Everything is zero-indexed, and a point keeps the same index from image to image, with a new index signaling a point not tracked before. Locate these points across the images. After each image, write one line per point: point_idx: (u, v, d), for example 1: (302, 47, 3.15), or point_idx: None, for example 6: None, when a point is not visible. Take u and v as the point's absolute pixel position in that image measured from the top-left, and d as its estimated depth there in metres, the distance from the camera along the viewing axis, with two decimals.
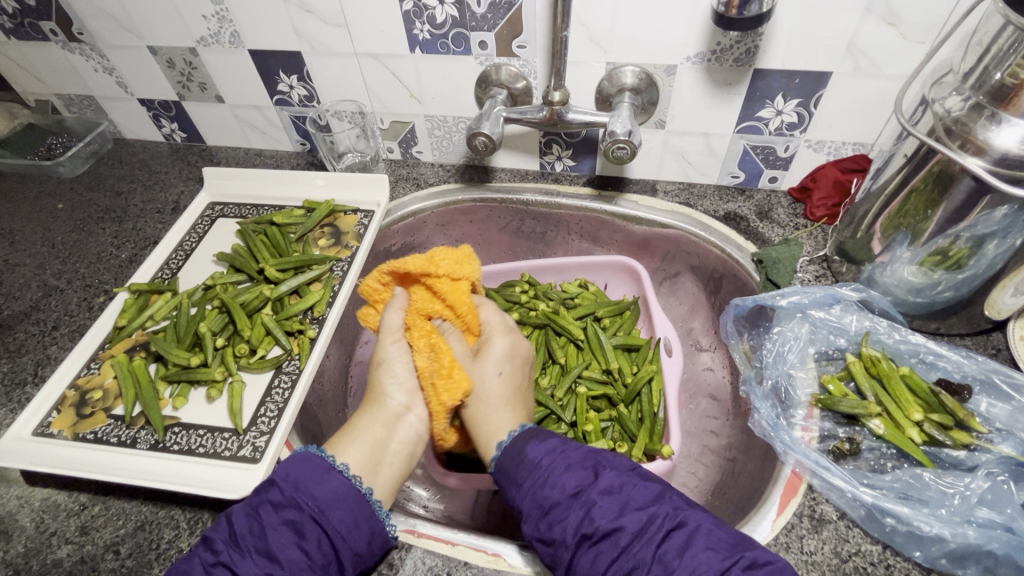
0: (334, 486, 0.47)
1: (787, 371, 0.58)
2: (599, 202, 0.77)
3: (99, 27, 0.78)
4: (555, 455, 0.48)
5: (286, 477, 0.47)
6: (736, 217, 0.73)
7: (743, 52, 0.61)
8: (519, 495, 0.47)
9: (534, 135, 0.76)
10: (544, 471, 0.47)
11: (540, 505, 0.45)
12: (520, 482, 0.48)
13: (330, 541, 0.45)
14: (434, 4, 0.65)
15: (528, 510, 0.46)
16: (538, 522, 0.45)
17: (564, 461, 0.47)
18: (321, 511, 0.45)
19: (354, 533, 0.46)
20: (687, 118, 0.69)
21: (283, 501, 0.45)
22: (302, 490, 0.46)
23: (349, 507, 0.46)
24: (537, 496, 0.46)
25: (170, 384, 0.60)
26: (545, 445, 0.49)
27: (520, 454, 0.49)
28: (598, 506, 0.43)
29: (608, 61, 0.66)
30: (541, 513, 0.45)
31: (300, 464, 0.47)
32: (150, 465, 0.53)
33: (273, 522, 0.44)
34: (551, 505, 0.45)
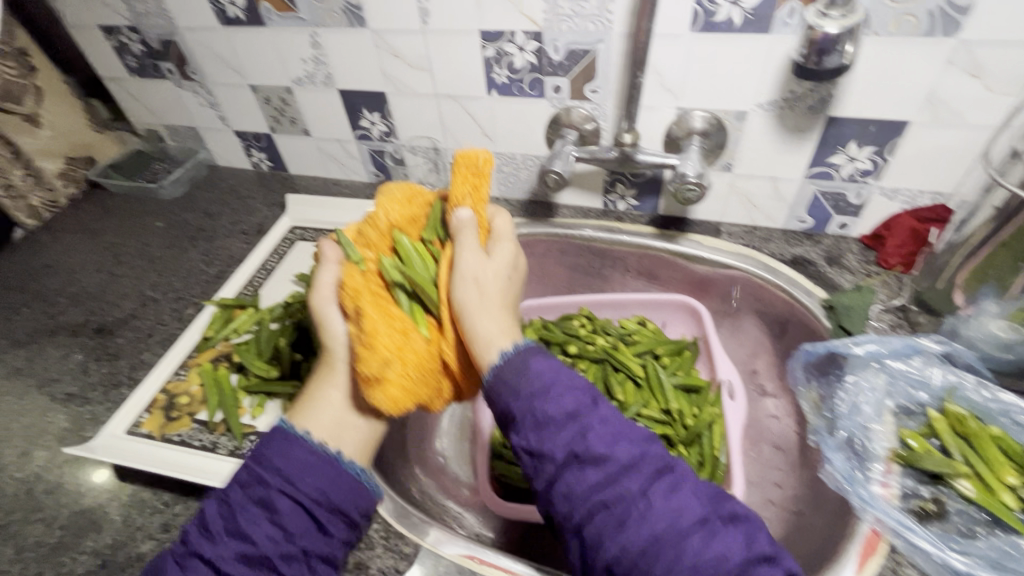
0: (293, 452, 0.48)
1: (862, 423, 0.56)
2: (662, 241, 0.78)
3: (210, 67, 0.87)
4: (555, 370, 0.45)
5: (254, 458, 0.48)
6: (804, 262, 0.72)
7: (816, 100, 0.62)
8: (493, 380, 0.46)
9: (599, 174, 0.79)
10: (534, 390, 0.44)
11: (536, 416, 0.43)
12: (519, 392, 0.44)
13: (307, 510, 0.46)
14: (514, 50, 0.69)
15: (517, 415, 0.44)
16: (529, 432, 0.43)
17: (568, 385, 0.45)
18: (287, 482, 0.46)
19: (304, 476, 0.47)
20: (755, 163, 0.70)
21: (249, 480, 0.47)
22: (261, 464, 0.47)
23: (317, 474, 0.47)
24: (532, 388, 0.44)
25: (249, 395, 0.64)
26: (488, 309, 0.48)
27: (491, 345, 0.47)
28: (594, 430, 0.42)
29: (679, 106, 0.68)
30: (530, 412, 0.43)
31: (262, 443, 0.49)
32: (228, 471, 0.56)
33: (243, 506, 0.45)
34: (541, 419, 0.43)
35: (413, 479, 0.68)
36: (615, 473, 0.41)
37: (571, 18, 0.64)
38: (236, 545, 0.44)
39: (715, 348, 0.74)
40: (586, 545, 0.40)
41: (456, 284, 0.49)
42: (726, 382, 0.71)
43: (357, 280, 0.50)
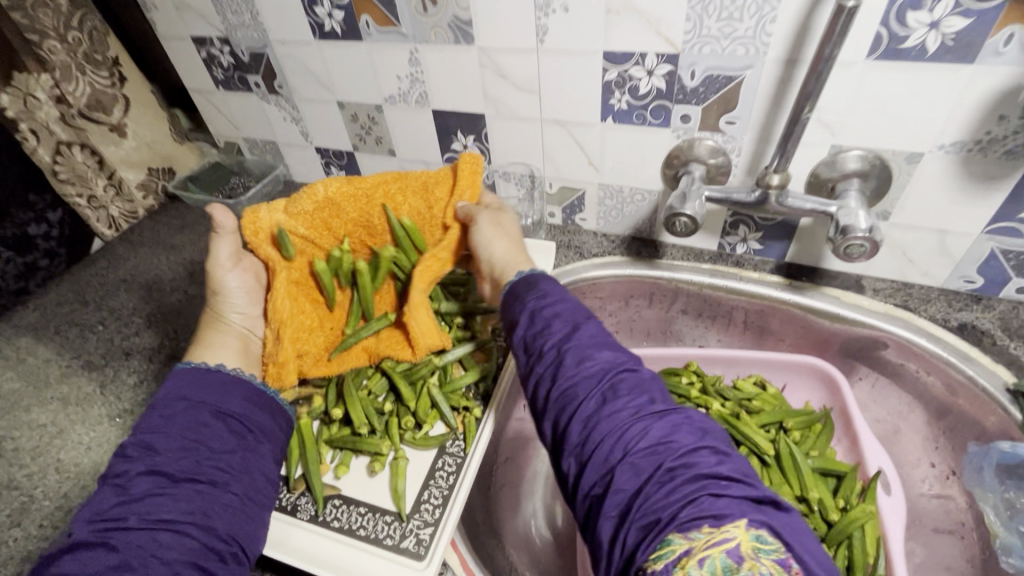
0: (223, 378, 0.50)
1: None
2: (790, 293, 0.68)
3: (298, 81, 0.83)
4: (601, 337, 0.44)
5: (181, 389, 0.48)
6: (975, 331, 0.60)
7: (1019, 144, 0.51)
8: (530, 308, 0.48)
9: (720, 214, 0.69)
10: (543, 313, 0.47)
11: (569, 355, 0.43)
12: (551, 331, 0.45)
13: (240, 423, 0.48)
14: (642, 74, 0.61)
15: (545, 349, 0.44)
16: (529, 333, 0.46)
17: (590, 327, 0.45)
18: (220, 402, 0.48)
19: (230, 394, 0.50)
20: (921, 212, 0.59)
21: (181, 408, 0.47)
22: (191, 390, 0.49)
23: (241, 390, 0.50)
24: (550, 314, 0.46)
25: (332, 448, 0.57)
26: (557, 285, 0.50)
27: (533, 283, 0.51)
28: (626, 384, 0.40)
29: (834, 143, 0.58)
30: (560, 352, 0.43)
31: (178, 380, 0.49)
32: (310, 542, 0.50)
33: (178, 426, 0.46)
34: (582, 358, 0.42)
35: (502, 554, 0.60)
36: (634, 414, 0.38)
37: (717, 40, 0.56)
38: (166, 504, 0.42)
39: (860, 429, 0.64)
40: (604, 495, 0.37)
41: (495, 253, 0.57)
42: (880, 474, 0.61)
43: (304, 276, 0.59)
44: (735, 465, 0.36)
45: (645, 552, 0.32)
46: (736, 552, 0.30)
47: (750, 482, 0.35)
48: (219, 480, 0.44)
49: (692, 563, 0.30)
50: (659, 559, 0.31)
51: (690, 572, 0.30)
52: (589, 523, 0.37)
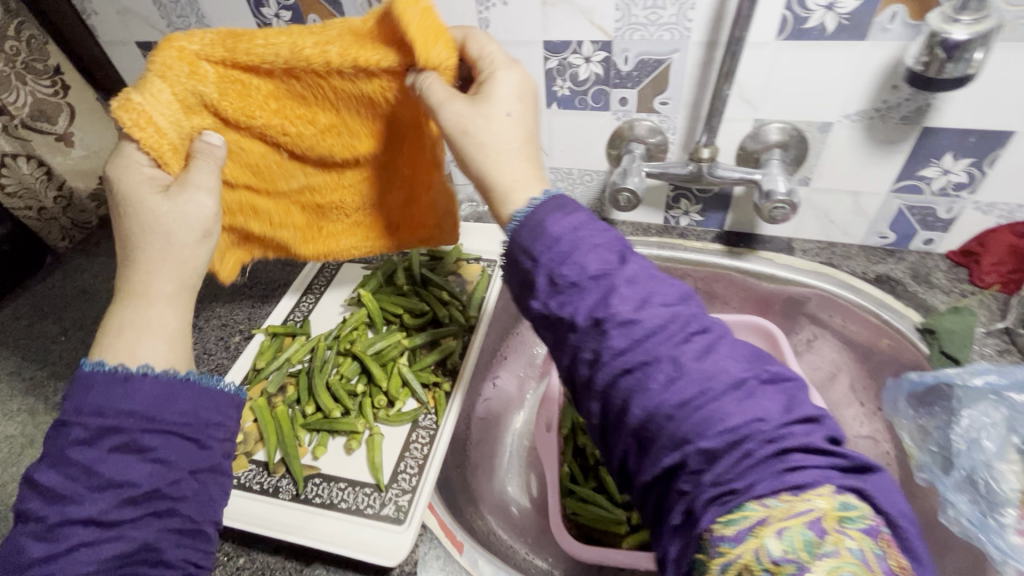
0: (144, 387, 0.42)
1: (985, 460, 0.51)
2: (729, 259, 0.74)
3: None
4: (642, 289, 0.38)
5: (83, 408, 0.40)
6: (890, 281, 0.68)
7: (913, 110, 0.58)
8: (546, 259, 0.40)
9: (662, 189, 0.75)
10: (554, 254, 0.39)
11: (595, 311, 0.37)
12: (542, 253, 0.40)
13: (175, 436, 0.42)
14: (580, 62, 0.65)
15: (578, 314, 0.38)
16: (549, 300, 0.39)
17: (628, 282, 0.38)
18: (147, 416, 0.41)
19: (156, 406, 0.42)
20: (837, 176, 0.66)
21: (108, 431, 0.40)
22: (101, 408, 0.40)
23: (170, 397, 0.43)
24: (571, 262, 0.39)
25: (309, 432, 0.59)
26: (566, 220, 0.41)
27: (548, 211, 0.41)
28: (690, 340, 0.36)
29: (756, 117, 0.64)
30: (599, 322, 0.37)
31: (90, 394, 0.41)
32: (294, 518, 0.52)
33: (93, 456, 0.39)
34: (627, 326, 0.36)
35: (479, 518, 0.64)
36: (707, 391, 0.34)
37: (645, 27, 0.60)
38: (103, 549, 0.39)
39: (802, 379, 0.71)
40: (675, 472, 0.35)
41: (470, 154, 0.47)
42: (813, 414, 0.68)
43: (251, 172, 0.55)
44: (824, 432, 0.34)
45: (712, 516, 0.33)
46: (817, 524, 0.31)
47: (836, 450, 0.34)
48: (158, 510, 0.41)
49: (769, 532, 0.31)
50: (731, 525, 0.32)
51: (766, 541, 0.31)
52: (652, 497, 0.37)
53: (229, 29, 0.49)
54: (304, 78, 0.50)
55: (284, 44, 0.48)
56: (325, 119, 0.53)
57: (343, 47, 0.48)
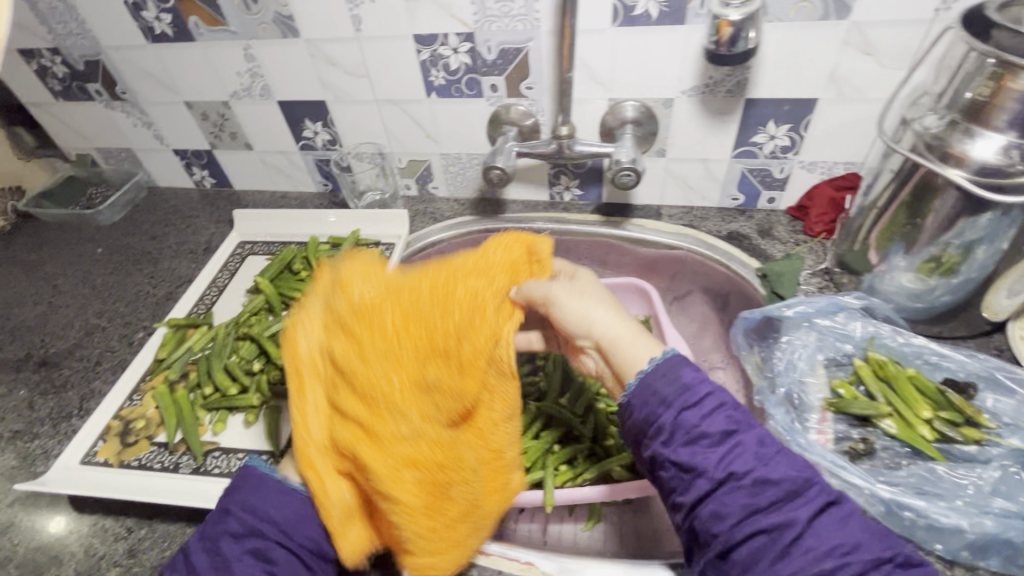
0: (293, 506, 0.47)
1: (798, 378, 0.58)
2: (607, 228, 0.81)
3: (141, 86, 0.85)
4: (771, 450, 0.41)
5: (242, 505, 0.46)
6: (739, 237, 0.77)
7: (735, 84, 0.66)
8: (670, 415, 0.42)
9: (542, 168, 0.81)
10: (687, 430, 0.42)
11: (688, 429, 0.42)
12: (668, 402, 0.43)
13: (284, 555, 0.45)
14: (449, 52, 0.71)
15: (709, 466, 0.41)
16: (680, 447, 0.41)
17: (754, 440, 0.42)
18: (230, 516, 0.46)
19: (260, 503, 0.46)
20: (686, 147, 0.74)
21: (242, 530, 0.45)
22: (254, 511, 0.46)
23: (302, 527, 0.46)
24: (676, 424, 0.42)
25: (209, 412, 0.63)
26: (700, 373, 0.44)
27: (670, 372, 0.44)
28: (745, 454, 0.41)
29: (610, 97, 0.71)
30: (730, 476, 0.40)
31: (255, 489, 0.47)
32: (192, 487, 0.56)
33: (236, 553, 0.44)
34: (762, 482, 0.40)
35: None
36: (794, 528, 0.38)
37: (500, 19, 0.67)
38: None
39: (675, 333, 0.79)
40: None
41: (594, 304, 0.48)
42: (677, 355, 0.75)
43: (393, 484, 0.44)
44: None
45: None
46: None
47: None
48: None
49: None
50: None
51: None
52: None
53: (334, 280, 0.48)
54: (431, 357, 0.46)
55: (375, 281, 0.49)
56: (442, 346, 0.46)
57: (445, 370, 0.46)
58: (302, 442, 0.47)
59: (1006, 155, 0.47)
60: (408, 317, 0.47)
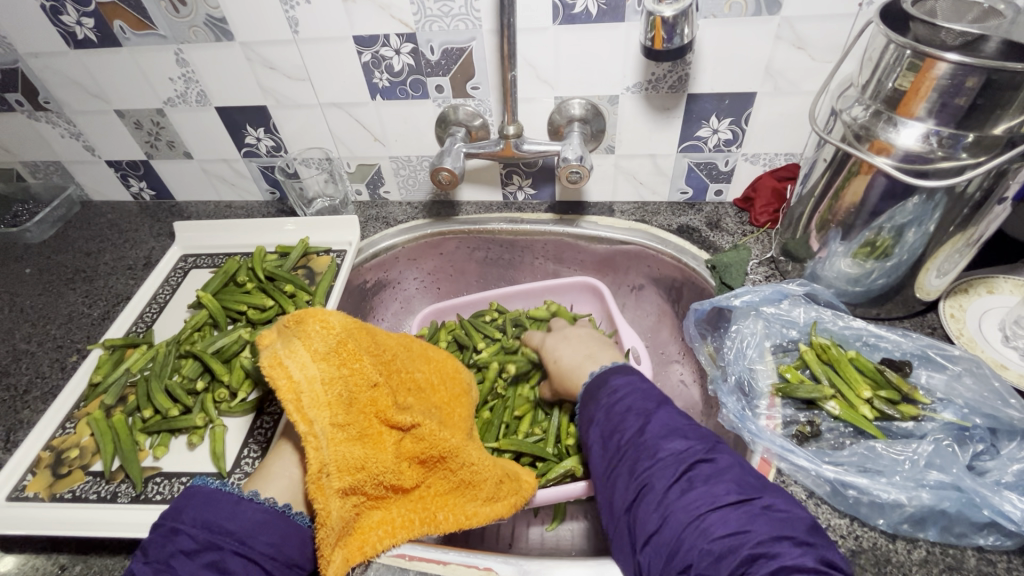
0: (250, 514, 0.45)
1: (748, 365, 0.59)
2: (562, 225, 0.81)
3: (66, 94, 0.81)
4: (675, 424, 0.47)
5: (195, 521, 0.44)
6: (689, 229, 0.78)
7: (676, 80, 0.67)
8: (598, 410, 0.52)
9: (494, 168, 0.81)
10: (611, 413, 0.51)
11: (608, 415, 0.51)
12: (597, 399, 0.53)
13: (258, 565, 0.44)
14: (391, 54, 0.69)
15: (620, 439, 0.48)
16: (604, 428, 0.50)
17: (658, 419, 0.48)
18: (193, 531, 0.43)
19: (219, 518, 0.44)
20: (634, 143, 0.75)
21: (197, 546, 0.43)
22: (215, 528, 0.44)
23: (270, 531, 0.45)
24: (605, 413, 0.51)
25: (149, 436, 0.60)
26: (626, 376, 0.53)
27: (604, 380, 0.54)
28: (652, 424, 0.48)
29: (556, 95, 0.71)
30: (631, 444, 0.47)
31: (206, 505, 0.45)
32: (131, 518, 0.53)
33: (191, 569, 0.42)
34: (651, 446, 0.46)
35: None
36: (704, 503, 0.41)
37: (441, 19, 0.66)
38: None
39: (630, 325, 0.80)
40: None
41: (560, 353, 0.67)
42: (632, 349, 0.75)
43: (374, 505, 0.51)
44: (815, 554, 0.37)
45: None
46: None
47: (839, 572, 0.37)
48: None
49: None
50: None
51: None
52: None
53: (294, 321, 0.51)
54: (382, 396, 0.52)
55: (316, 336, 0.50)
56: (417, 385, 0.59)
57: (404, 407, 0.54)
58: (315, 464, 0.47)
59: (925, 142, 0.49)
60: (395, 367, 0.57)
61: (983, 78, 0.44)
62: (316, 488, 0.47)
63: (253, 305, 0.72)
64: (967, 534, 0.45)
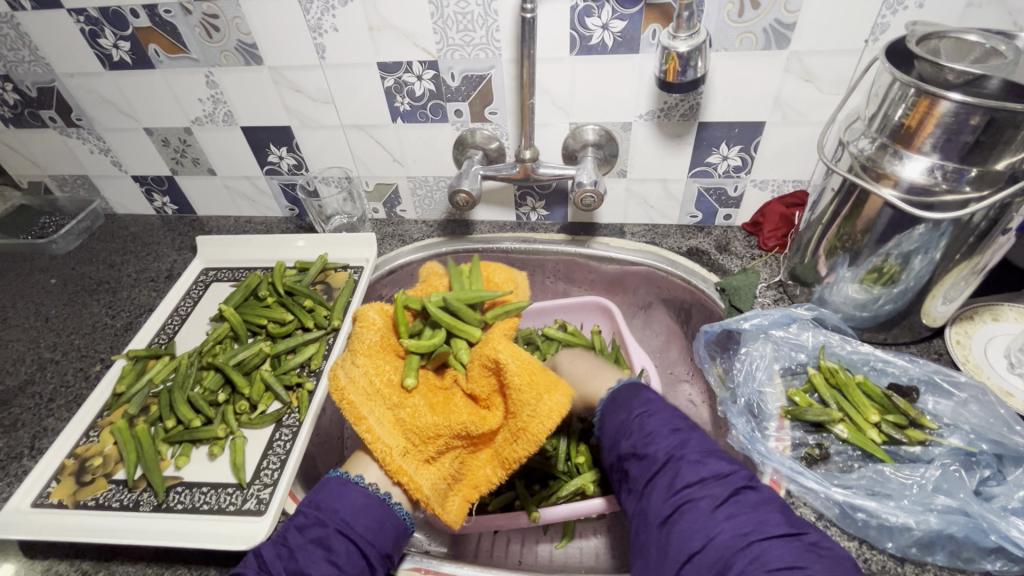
0: (354, 496, 0.51)
1: (758, 388, 0.61)
2: (573, 246, 0.83)
3: (98, 112, 0.84)
4: (709, 444, 0.49)
5: (311, 502, 0.51)
6: (699, 252, 0.80)
7: (687, 108, 0.70)
8: (631, 414, 0.53)
9: (509, 189, 0.83)
10: (648, 422, 0.51)
11: (645, 426, 0.51)
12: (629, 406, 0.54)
13: (357, 546, 0.48)
14: (413, 79, 0.72)
15: (659, 452, 0.49)
16: (637, 439, 0.51)
17: (699, 435, 0.50)
18: (313, 507, 0.50)
19: (333, 501, 0.50)
20: (645, 167, 0.77)
21: (308, 522, 0.49)
22: (324, 508, 0.50)
23: (370, 513, 0.50)
24: (636, 423, 0.52)
25: (171, 445, 0.62)
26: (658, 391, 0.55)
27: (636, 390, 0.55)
28: (695, 441, 0.50)
29: (571, 121, 0.73)
30: (674, 457, 0.48)
31: (319, 489, 0.52)
32: (154, 526, 0.54)
33: (300, 542, 0.48)
34: (701, 463, 0.47)
35: None
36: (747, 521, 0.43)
37: (462, 48, 0.69)
38: None
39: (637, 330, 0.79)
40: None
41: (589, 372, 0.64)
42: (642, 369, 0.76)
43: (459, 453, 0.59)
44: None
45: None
46: None
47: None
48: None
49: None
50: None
51: None
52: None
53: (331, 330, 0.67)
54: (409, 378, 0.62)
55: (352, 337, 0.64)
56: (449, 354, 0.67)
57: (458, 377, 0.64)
58: (385, 454, 0.56)
59: (930, 175, 0.51)
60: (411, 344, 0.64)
61: (985, 116, 0.46)
62: (396, 471, 0.55)
63: (272, 318, 0.73)
64: (974, 558, 0.46)
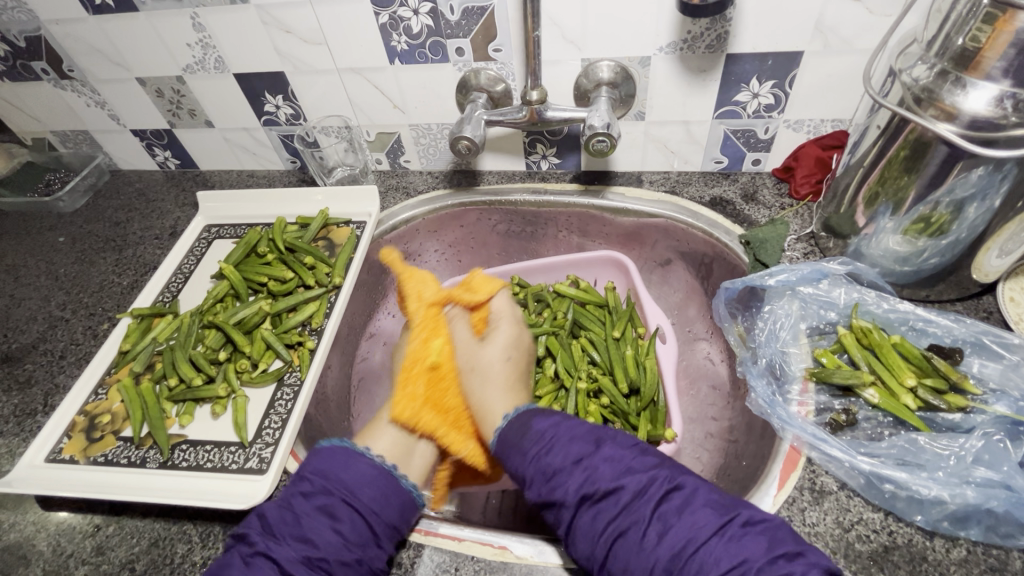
0: (361, 468, 0.50)
1: (780, 348, 0.57)
2: (587, 197, 0.77)
3: (89, 62, 0.80)
4: (619, 462, 0.46)
5: (315, 470, 0.50)
6: (723, 202, 0.73)
7: (714, 39, 0.62)
8: (528, 460, 0.49)
9: (517, 136, 0.77)
10: (549, 446, 0.49)
11: (543, 471, 0.48)
12: (525, 450, 0.50)
13: (363, 518, 0.47)
14: (410, 14, 0.66)
15: (567, 495, 0.46)
16: (541, 487, 0.47)
17: (600, 459, 0.47)
18: (323, 476, 0.50)
19: (344, 472, 0.50)
20: (666, 108, 0.70)
21: (313, 490, 0.48)
22: (330, 477, 0.49)
23: (377, 484, 0.50)
24: (535, 467, 0.48)
25: (176, 403, 0.62)
26: (549, 419, 0.52)
27: (526, 425, 0.52)
28: (599, 469, 0.46)
29: (584, 57, 0.66)
30: (584, 497, 0.45)
31: (325, 458, 0.51)
32: (161, 482, 0.55)
33: (306, 509, 0.47)
34: (609, 489, 0.44)
35: None
36: (693, 539, 0.40)
37: None
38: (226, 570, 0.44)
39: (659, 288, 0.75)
40: None
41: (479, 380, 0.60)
42: (657, 328, 0.73)
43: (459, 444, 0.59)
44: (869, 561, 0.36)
45: None
46: None
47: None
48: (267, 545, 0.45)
49: None
50: None
51: None
52: None
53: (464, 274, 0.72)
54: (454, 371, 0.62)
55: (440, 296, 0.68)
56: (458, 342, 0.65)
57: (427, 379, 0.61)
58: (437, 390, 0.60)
59: (998, 106, 0.44)
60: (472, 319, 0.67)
61: None
62: (422, 399, 0.59)
63: (273, 277, 0.72)
64: (1013, 535, 0.42)
